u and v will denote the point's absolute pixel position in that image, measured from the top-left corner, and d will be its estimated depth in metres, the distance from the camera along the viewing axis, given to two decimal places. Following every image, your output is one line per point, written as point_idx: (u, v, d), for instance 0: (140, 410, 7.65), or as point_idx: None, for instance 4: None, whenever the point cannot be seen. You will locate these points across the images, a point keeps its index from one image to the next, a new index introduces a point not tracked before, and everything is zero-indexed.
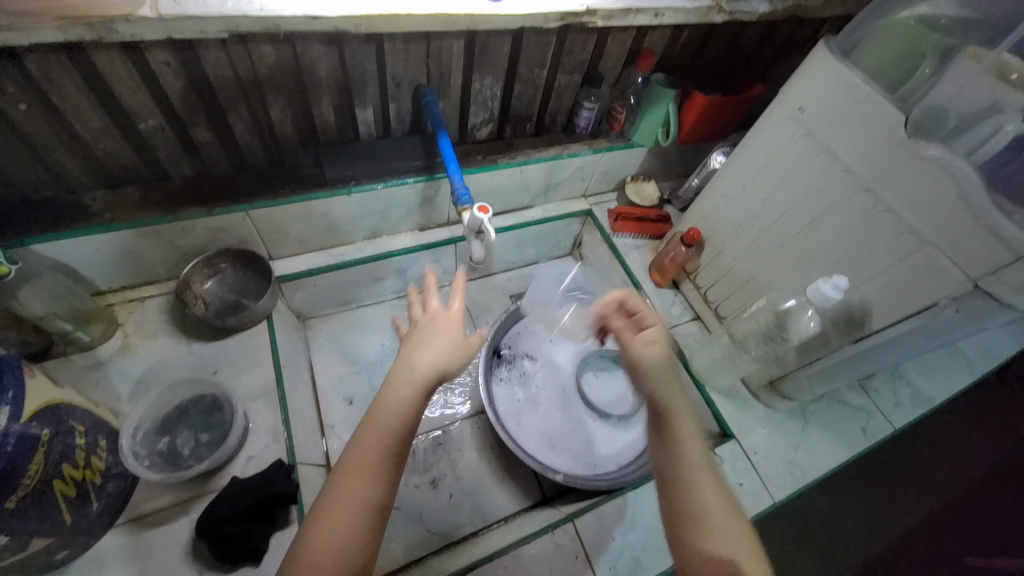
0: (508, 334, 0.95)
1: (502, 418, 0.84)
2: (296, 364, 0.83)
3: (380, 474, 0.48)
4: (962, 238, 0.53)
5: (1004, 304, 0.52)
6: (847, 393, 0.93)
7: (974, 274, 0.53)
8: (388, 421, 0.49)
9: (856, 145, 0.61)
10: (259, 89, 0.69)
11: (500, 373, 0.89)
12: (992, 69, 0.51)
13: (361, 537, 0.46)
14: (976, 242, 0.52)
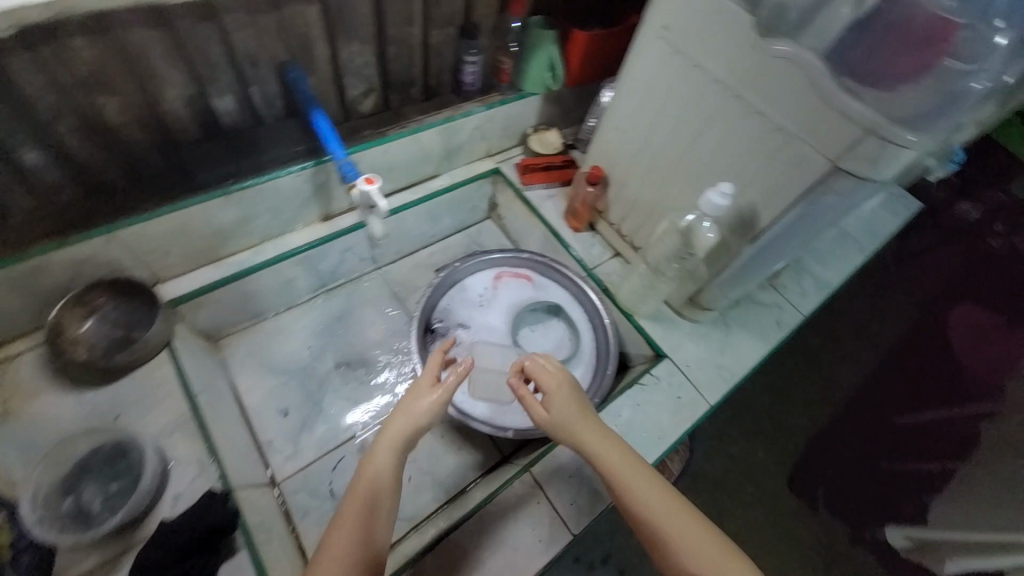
0: (438, 307, 0.94)
1: None
2: (215, 387, 0.77)
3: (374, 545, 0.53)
4: (819, 125, 0.57)
5: (864, 177, 0.57)
6: (759, 293, 1.01)
7: (835, 156, 0.57)
8: (377, 489, 0.57)
9: (719, 55, 0.64)
10: (88, 92, 0.60)
11: (436, 348, 0.89)
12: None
13: None
14: (831, 124, 0.56)
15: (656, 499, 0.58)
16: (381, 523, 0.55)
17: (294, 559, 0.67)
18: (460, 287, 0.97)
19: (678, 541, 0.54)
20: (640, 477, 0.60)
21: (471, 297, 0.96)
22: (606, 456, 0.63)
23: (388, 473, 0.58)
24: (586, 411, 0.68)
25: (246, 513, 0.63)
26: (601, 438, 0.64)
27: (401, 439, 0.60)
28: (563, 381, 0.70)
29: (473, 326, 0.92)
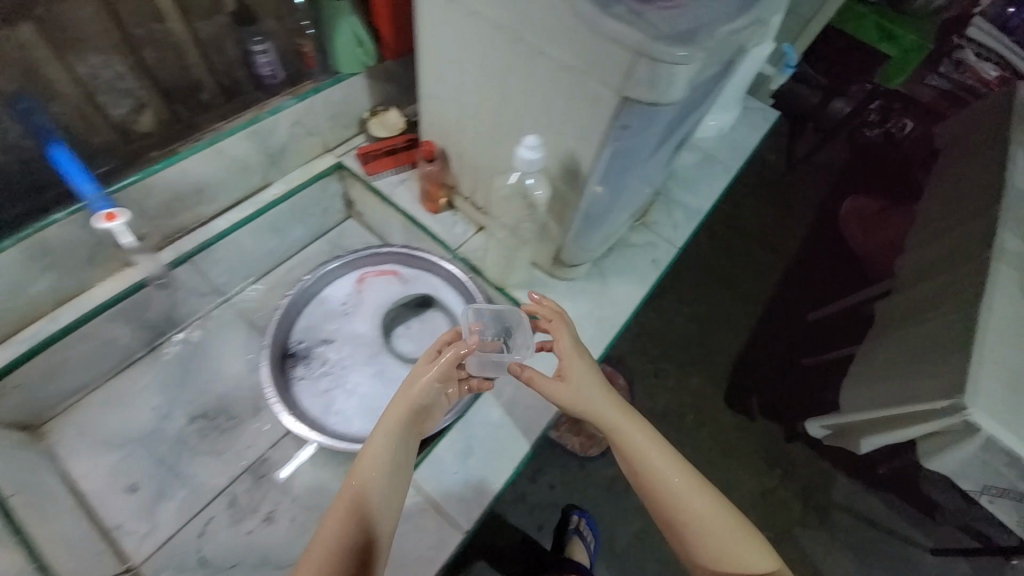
0: (296, 328, 0.85)
1: (315, 416, 0.78)
2: (36, 480, 0.68)
3: (376, 526, 0.56)
4: (595, 55, 0.53)
5: (651, 102, 0.53)
6: (631, 236, 1.00)
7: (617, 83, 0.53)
8: (384, 477, 0.58)
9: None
10: None
11: (298, 372, 0.81)
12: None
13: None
14: (605, 52, 0.52)
15: (679, 480, 0.66)
16: (384, 506, 0.57)
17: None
18: (320, 302, 0.88)
19: (703, 516, 0.64)
20: (664, 461, 0.67)
21: (332, 307, 0.88)
22: (637, 440, 0.67)
23: (397, 460, 0.60)
24: (619, 402, 0.69)
25: None
26: (630, 427, 0.68)
27: (410, 422, 0.62)
28: (583, 357, 0.71)
29: (338, 339, 0.85)
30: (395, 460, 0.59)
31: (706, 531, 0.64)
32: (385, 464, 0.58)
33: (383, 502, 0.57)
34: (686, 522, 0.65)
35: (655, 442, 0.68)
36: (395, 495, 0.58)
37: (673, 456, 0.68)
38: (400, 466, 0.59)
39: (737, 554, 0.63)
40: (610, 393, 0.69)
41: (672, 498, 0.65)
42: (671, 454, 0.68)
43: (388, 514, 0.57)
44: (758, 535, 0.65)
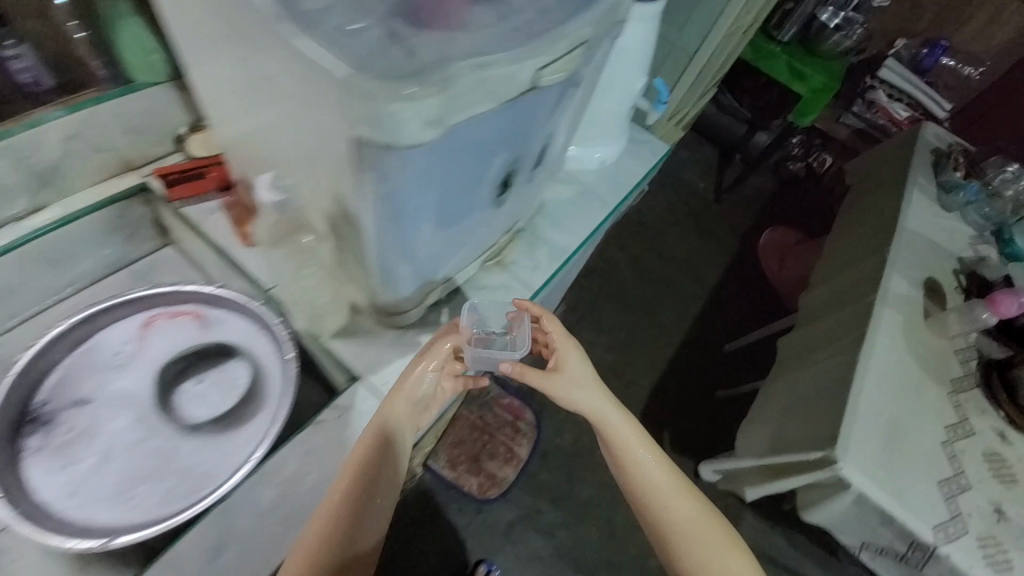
0: (49, 384, 0.73)
1: (44, 496, 0.66)
2: None
3: (373, 506, 0.65)
4: (318, 90, 0.44)
5: (387, 147, 0.45)
6: (484, 276, 0.92)
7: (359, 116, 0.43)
8: (401, 456, 0.69)
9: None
10: None
11: (37, 442, 0.69)
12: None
13: (325, 542, 0.60)
14: (325, 87, 0.44)
15: (664, 482, 0.75)
16: (391, 481, 0.68)
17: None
18: (88, 352, 0.75)
19: (686, 523, 0.73)
20: (647, 483, 0.75)
21: (101, 358, 0.75)
22: (634, 450, 0.76)
23: (434, 426, 0.72)
24: (626, 416, 0.77)
25: None
26: (635, 440, 0.76)
27: (444, 398, 0.72)
28: (587, 366, 0.77)
29: (98, 399, 0.73)
30: (416, 436, 0.70)
31: (688, 537, 0.73)
32: (411, 439, 0.69)
33: (387, 483, 0.67)
34: (682, 525, 0.74)
35: (646, 444, 0.77)
36: (397, 475, 0.69)
37: (655, 455, 0.77)
38: (402, 454, 0.69)
39: (708, 558, 0.72)
40: (607, 395, 0.77)
41: (658, 502, 0.75)
42: (663, 465, 0.77)
43: (387, 493, 0.68)
44: (743, 546, 0.73)
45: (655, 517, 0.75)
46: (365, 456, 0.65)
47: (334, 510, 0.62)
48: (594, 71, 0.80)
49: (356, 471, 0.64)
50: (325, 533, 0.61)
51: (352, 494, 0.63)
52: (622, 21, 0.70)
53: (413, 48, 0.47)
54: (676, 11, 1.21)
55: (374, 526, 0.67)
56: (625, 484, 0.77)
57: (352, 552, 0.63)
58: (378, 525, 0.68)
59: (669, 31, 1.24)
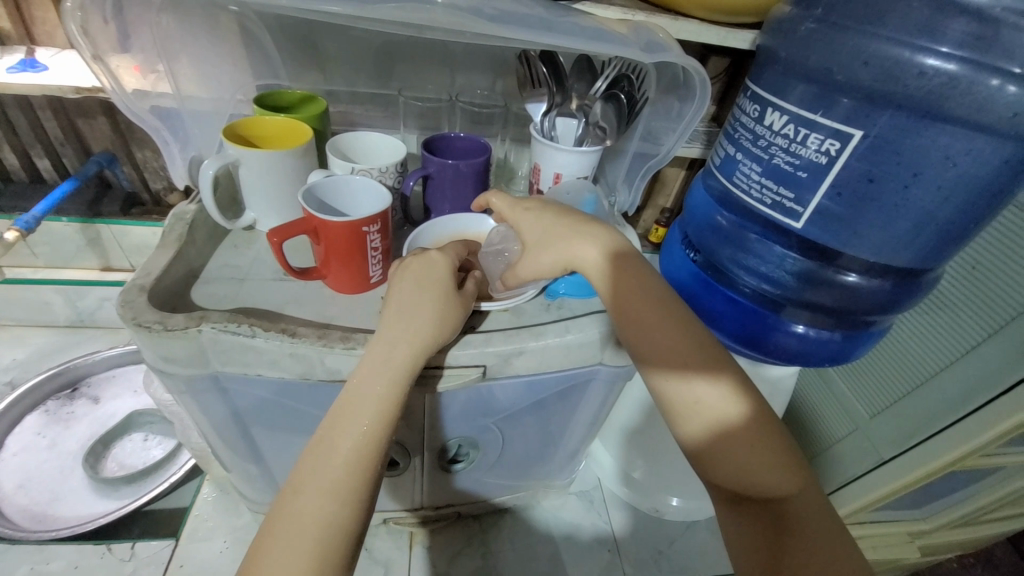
0: (102, 374, 0.94)
1: (7, 442, 0.83)
2: None
3: (319, 528, 0.38)
4: None
5: (157, 370, 0.47)
6: (379, 535, 0.76)
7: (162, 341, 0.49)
8: (357, 416, 0.43)
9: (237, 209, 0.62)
10: None
11: (49, 405, 0.89)
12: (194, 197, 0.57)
13: (331, 487, 0.40)
14: None
15: (703, 375, 0.46)
16: (344, 468, 0.41)
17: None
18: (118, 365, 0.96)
19: (751, 428, 0.45)
20: (680, 362, 0.47)
21: (137, 379, 0.94)
22: (673, 347, 0.48)
23: (403, 335, 0.45)
24: (654, 287, 0.51)
25: None
26: (665, 318, 0.49)
27: (414, 282, 0.48)
28: (558, 226, 0.54)
29: (104, 402, 0.91)
30: (378, 365, 0.44)
31: (745, 459, 0.44)
32: (371, 372, 0.44)
33: (320, 481, 0.40)
34: (735, 423, 0.45)
35: (695, 340, 0.48)
36: (350, 460, 0.41)
37: (707, 345, 0.48)
38: (363, 407, 0.43)
39: (766, 479, 0.44)
40: (647, 273, 0.52)
41: (706, 414, 0.46)
42: (759, 408, 0.46)
43: (325, 493, 0.39)
44: (822, 506, 0.43)
45: (711, 460, 0.46)
46: (411, 340, 0.45)
47: (348, 439, 0.42)
48: (578, 400, 0.64)
49: (379, 357, 0.45)
50: (348, 466, 0.41)
51: (384, 408, 0.43)
52: (596, 366, 0.59)
53: (251, 299, 0.50)
54: (879, 392, 0.78)
55: (327, 558, 0.37)
56: (650, 373, 0.49)
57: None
58: (342, 552, 0.38)
59: (859, 411, 0.81)
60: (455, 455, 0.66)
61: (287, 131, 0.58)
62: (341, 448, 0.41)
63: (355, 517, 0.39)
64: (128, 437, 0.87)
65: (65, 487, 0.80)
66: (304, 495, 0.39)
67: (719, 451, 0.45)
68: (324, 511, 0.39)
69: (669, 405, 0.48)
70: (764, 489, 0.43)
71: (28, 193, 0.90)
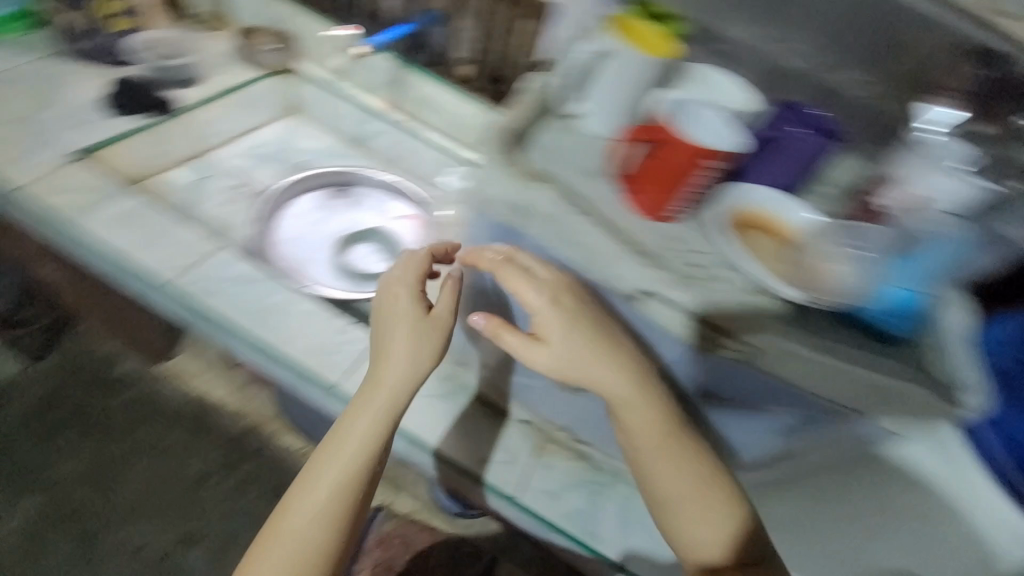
0: (362, 188, 1.15)
1: (295, 206, 1.07)
2: (252, 106, 1.21)
3: (359, 454, 0.70)
4: None
5: None
6: (515, 428, 0.83)
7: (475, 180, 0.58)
8: (386, 383, 0.71)
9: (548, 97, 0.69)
10: None
11: (326, 193, 1.12)
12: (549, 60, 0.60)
13: (372, 424, 0.70)
14: None
15: (666, 466, 0.64)
16: (377, 418, 0.70)
17: (136, 168, 1.02)
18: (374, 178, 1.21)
19: (698, 492, 0.64)
20: (656, 451, 0.64)
21: (384, 205, 1.14)
22: (646, 443, 0.64)
23: (404, 325, 0.71)
24: (651, 398, 0.63)
25: (164, 125, 1.04)
26: (669, 416, 0.63)
27: (395, 295, 0.72)
28: (570, 303, 0.60)
29: (358, 210, 1.11)
30: (383, 337, 0.72)
31: (697, 522, 0.63)
32: (384, 341, 0.72)
33: (352, 427, 0.70)
34: (663, 453, 0.64)
35: (663, 436, 0.64)
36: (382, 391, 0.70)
37: (669, 451, 0.64)
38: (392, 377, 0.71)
39: (699, 545, 0.63)
40: (622, 363, 0.61)
41: (657, 483, 0.65)
42: (700, 485, 0.64)
43: (363, 421, 0.70)
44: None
45: (665, 519, 0.65)
46: (416, 326, 0.71)
47: (382, 395, 0.71)
48: None
49: (397, 323, 0.72)
50: (380, 415, 0.70)
51: (407, 386, 0.71)
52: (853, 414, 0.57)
53: None
54: None
55: (356, 468, 0.70)
56: (635, 463, 0.66)
57: (332, 498, 0.69)
58: (364, 468, 0.70)
59: None
60: (644, 393, 0.71)
61: (650, 44, 0.61)
62: (390, 398, 0.71)
63: (376, 442, 0.71)
64: (366, 245, 1.06)
65: (317, 260, 1.02)
66: (352, 427, 0.70)
67: (687, 519, 0.64)
68: (360, 433, 0.70)
69: (646, 477, 0.66)
70: (695, 553, 0.63)
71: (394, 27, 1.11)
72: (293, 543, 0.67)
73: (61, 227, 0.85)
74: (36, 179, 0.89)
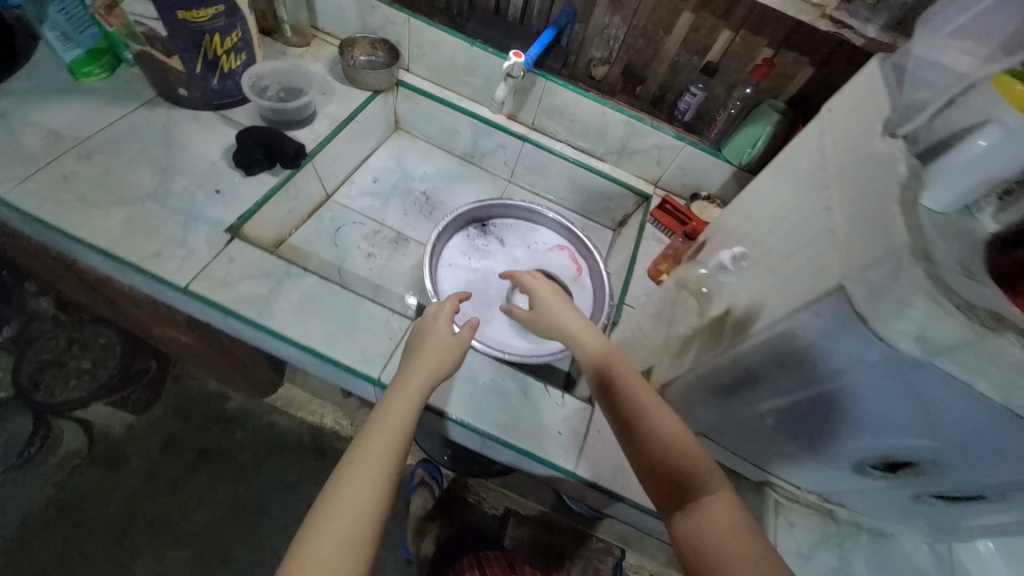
0: (504, 221, 1.06)
1: (445, 252, 0.98)
2: (365, 135, 1.10)
3: (404, 419, 0.63)
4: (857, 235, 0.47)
5: (855, 318, 0.44)
6: (750, 488, 0.79)
7: (825, 282, 0.48)
8: (416, 373, 0.68)
9: (822, 150, 0.60)
10: None
11: (472, 232, 1.03)
12: (889, 128, 0.50)
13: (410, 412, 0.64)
14: (868, 235, 0.46)
15: (660, 445, 0.60)
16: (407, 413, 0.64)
17: (278, 228, 0.93)
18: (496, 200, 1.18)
19: (673, 443, 0.60)
20: (646, 431, 0.61)
21: (530, 239, 1.06)
22: (637, 424, 0.62)
23: (438, 334, 0.73)
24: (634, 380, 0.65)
25: (297, 174, 0.93)
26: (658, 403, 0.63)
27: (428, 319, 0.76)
28: (554, 298, 0.80)
29: (508, 250, 1.03)
30: (419, 339, 0.74)
31: (674, 484, 0.58)
32: (417, 342, 0.73)
33: (402, 395, 0.65)
34: (644, 421, 0.62)
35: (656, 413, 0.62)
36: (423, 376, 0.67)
37: (670, 433, 0.61)
38: (433, 363, 0.69)
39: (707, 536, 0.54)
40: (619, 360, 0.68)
41: (649, 465, 0.60)
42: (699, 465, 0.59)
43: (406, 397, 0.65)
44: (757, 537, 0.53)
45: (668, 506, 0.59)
46: (443, 333, 0.74)
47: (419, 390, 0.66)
48: None
49: (426, 335, 0.74)
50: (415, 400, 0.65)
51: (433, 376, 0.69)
52: None
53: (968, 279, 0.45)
54: None
55: (389, 460, 0.59)
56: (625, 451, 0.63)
57: (383, 467, 0.58)
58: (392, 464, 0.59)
59: None
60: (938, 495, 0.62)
61: None
62: (413, 394, 0.65)
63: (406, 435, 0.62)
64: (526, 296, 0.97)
65: (485, 313, 0.94)
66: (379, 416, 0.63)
67: (665, 488, 0.59)
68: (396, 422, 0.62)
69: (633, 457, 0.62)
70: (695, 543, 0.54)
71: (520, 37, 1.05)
72: (339, 526, 0.53)
73: (250, 324, 0.75)
74: (201, 267, 0.76)
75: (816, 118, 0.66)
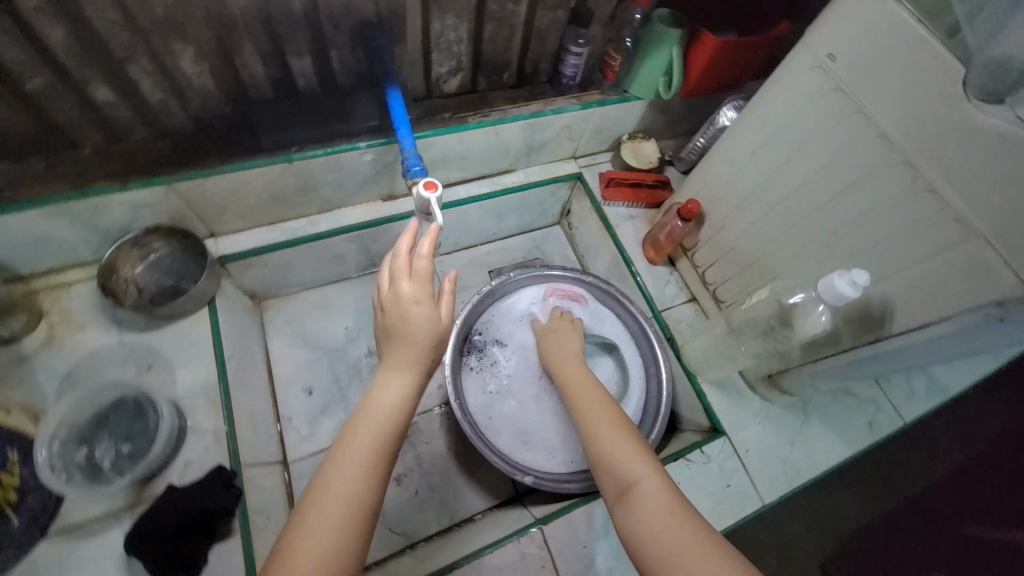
0: (483, 317, 0.85)
1: (471, 410, 0.77)
2: (248, 356, 0.76)
3: (387, 425, 0.46)
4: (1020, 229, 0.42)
5: None
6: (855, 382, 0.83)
7: (999, 291, 0.45)
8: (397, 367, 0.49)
9: (864, 113, 0.51)
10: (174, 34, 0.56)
11: (469, 361, 0.81)
12: (977, 94, 0.43)
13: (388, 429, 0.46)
14: None
15: (616, 443, 0.55)
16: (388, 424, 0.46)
17: None
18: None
19: (603, 439, 0.57)
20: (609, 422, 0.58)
21: (523, 312, 0.86)
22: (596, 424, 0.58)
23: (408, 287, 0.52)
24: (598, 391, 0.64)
25: (247, 496, 0.62)
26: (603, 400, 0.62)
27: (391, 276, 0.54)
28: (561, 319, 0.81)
29: (517, 344, 0.83)
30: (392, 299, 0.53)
31: (612, 476, 0.54)
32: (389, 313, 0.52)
33: (384, 391, 0.48)
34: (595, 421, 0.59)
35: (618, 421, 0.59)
36: (411, 357, 0.49)
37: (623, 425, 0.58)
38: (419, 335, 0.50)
39: (652, 535, 0.47)
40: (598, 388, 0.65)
41: (605, 468, 0.55)
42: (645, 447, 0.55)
43: (394, 380, 0.49)
44: (691, 511, 0.48)
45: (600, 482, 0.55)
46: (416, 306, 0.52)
47: (404, 383, 0.49)
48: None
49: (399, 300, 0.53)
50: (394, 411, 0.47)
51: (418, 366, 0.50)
52: None
53: None
54: None
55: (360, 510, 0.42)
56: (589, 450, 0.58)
57: (363, 473, 0.44)
58: (363, 508, 0.43)
59: None
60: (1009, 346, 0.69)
61: None
62: (394, 398, 0.48)
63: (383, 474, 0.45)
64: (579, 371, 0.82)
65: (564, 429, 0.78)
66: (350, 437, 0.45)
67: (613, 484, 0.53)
68: (367, 449, 0.45)
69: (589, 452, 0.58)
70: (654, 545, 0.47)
71: (333, 111, 0.71)
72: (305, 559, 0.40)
73: None
74: None
75: (811, 66, 0.55)
